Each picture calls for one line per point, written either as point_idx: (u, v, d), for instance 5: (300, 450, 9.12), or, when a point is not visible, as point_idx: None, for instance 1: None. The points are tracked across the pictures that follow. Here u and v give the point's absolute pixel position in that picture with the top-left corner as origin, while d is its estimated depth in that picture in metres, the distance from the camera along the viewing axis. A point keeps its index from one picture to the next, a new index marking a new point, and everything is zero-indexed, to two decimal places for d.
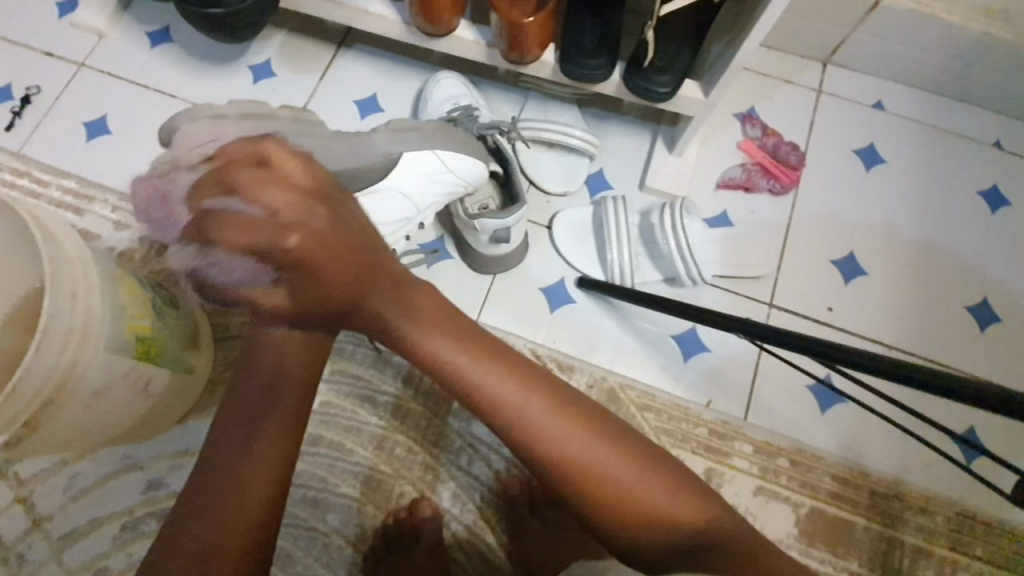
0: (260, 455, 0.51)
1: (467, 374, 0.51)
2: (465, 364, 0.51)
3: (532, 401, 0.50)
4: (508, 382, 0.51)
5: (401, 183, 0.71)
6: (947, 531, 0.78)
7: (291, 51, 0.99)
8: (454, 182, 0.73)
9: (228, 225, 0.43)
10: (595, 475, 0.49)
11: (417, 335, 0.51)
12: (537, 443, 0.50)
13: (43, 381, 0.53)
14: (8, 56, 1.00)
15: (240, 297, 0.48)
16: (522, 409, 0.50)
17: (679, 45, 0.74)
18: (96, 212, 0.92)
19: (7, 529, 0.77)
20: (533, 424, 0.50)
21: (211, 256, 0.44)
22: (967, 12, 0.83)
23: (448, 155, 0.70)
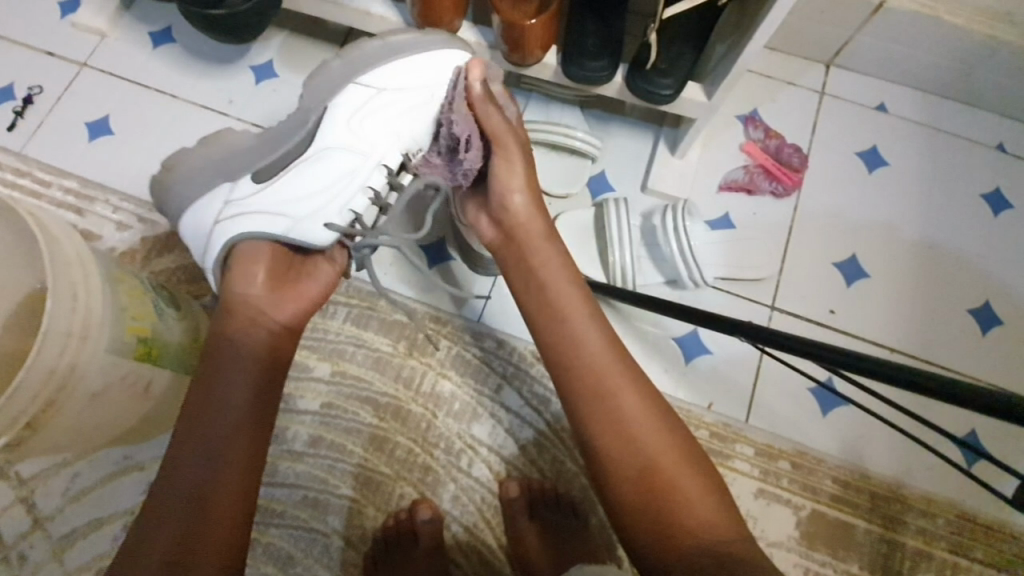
0: (234, 455, 0.57)
1: (573, 330, 0.60)
2: (575, 327, 0.61)
3: (619, 372, 0.58)
4: (600, 350, 0.59)
5: (342, 126, 0.68)
6: (948, 535, 0.78)
7: (293, 52, 0.99)
8: (392, 95, 0.68)
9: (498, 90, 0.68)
10: (652, 449, 0.55)
11: (548, 305, 0.62)
12: (607, 402, 0.57)
13: (43, 383, 0.53)
14: (10, 56, 1.00)
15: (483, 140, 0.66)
16: (609, 374, 0.58)
17: (681, 47, 0.74)
18: (96, 213, 0.92)
19: (7, 529, 0.77)
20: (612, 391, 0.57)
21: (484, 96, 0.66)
22: (972, 14, 0.83)
23: (371, 74, 0.68)
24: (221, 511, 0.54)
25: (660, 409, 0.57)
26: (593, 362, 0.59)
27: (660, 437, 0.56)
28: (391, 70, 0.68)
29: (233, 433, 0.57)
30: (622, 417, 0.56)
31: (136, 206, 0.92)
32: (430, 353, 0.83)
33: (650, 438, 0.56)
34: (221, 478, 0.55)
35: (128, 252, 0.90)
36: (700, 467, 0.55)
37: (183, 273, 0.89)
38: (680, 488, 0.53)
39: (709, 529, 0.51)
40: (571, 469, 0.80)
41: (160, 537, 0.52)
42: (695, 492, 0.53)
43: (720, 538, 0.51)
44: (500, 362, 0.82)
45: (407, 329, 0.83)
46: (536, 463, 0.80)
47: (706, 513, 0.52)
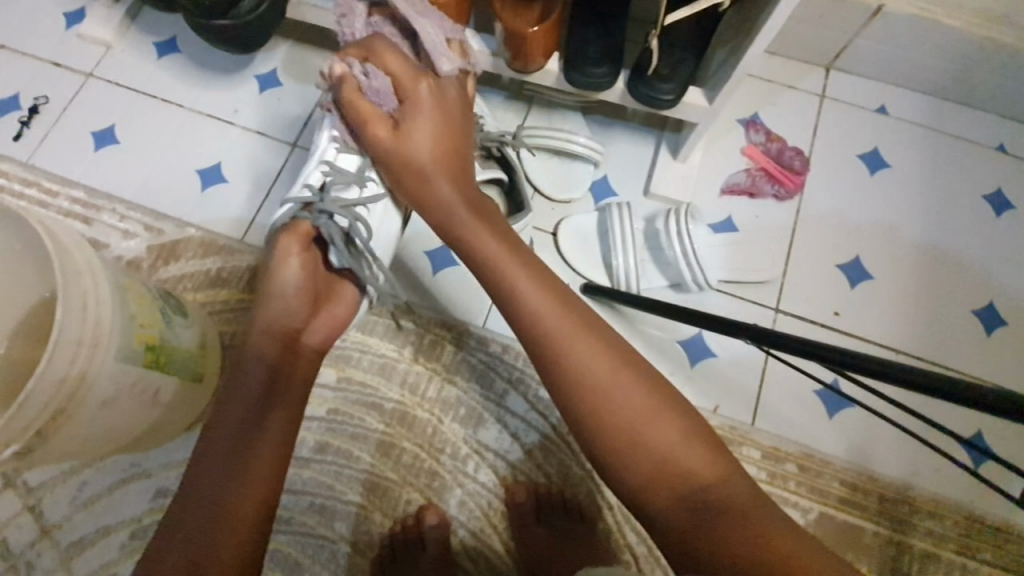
0: (255, 461, 0.57)
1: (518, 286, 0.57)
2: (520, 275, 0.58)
3: (573, 327, 0.55)
4: (546, 306, 0.56)
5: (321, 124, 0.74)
6: (956, 536, 0.77)
7: (296, 61, 1.00)
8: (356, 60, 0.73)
9: (387, 52, 0.65)
10: (614, 401, 0.52)
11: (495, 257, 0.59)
12: (568, 356, 0.54)
13: (53, 392, 0.53)
14: (17, 67, 1.01)
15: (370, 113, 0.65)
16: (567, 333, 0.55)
17: (682, 53, 0.74)
18: (103, 222, 0.92)
19: (16, 539, 0.77)
20: (561, 340, 0.55)
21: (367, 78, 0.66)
22: (969, 17, 0.84)
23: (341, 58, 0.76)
24: (242, 518, 0.54)
25: (626, 359, 0.54)
26: (539, 316, 0.56)
27: (624, 387, 0.53)
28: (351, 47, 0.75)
29: (251, 438, 0.58)
30: (589, 374, 0.53)
31: (142, 215, 0.92)
32: (436, 358, 0.83)
33: (608, 391, 0.52)
34: (240, 481, 0.56)
35: (134, 261, 0.91)
36: (679, 414, 0.52)
37: (189, 281, 0.90)
38: (660, 445, 0.50)
39: (692, 477, 0.49)
40: (577, 473, 0.79)
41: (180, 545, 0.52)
42: (670, 445, 0.50)
43: (702, 493, 0.48)
44: (505, 367, 0.83)
45: (413, 334, 0.84)
46: (542, 468, 0.79)
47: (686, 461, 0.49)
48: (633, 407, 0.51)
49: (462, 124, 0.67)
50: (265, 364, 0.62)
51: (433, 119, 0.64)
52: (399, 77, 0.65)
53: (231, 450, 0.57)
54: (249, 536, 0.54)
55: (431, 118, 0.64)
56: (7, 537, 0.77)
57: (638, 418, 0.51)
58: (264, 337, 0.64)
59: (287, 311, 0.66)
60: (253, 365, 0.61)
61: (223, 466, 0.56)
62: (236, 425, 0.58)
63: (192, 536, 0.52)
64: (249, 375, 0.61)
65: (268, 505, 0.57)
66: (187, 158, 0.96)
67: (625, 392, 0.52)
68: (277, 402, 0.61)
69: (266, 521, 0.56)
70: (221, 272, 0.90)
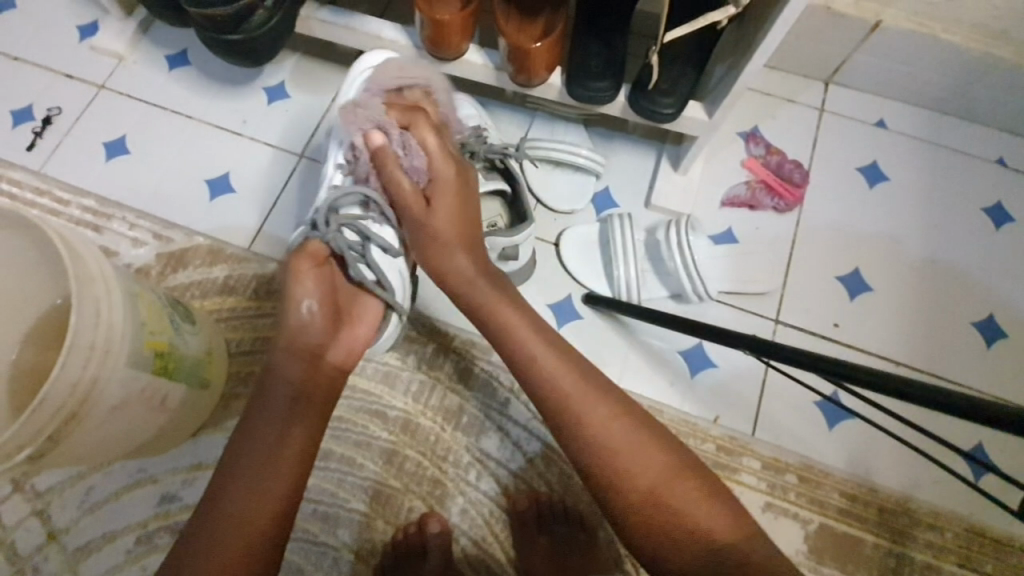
0: (273, 477, 0.58)
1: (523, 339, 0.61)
2: (525, 333, 0.61)
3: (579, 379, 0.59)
4: (563, 366, 0.60)
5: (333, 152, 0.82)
6: (957, 548, 0.77)
7: (304, 73, 1.02)
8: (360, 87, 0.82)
9: (396, 174, 0.67)
10: (634, 463, 0.55)
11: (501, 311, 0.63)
12: (574, 407, 0.58)
13: (66, 397, 0.54)
14: (32, 79, 1.03)
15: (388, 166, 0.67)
16: (569, 384, 0.59)
17: (682, 67, 0.76)
18: (114, 230, 0.94)
19: (23, 542, 0.78)
20: (576, 398, 0.58)
21: (399, 155, 0.68)
22: (967, 33, 0.85)
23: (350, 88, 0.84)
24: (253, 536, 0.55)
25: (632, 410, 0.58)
26: (555, 376, 0.59)
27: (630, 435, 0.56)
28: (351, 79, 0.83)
29: (271, 456, 0.58)
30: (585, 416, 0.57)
31: (151, 223, 0.94)
32: (440, 367, 0.83)
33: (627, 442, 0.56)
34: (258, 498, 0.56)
35: (143, 268, 0.92)
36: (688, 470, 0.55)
37: (197, 289, 0.91)
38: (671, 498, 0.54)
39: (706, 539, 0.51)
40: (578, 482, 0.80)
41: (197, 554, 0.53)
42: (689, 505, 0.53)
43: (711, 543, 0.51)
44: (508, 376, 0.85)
45: (416, 343, 0.85)
46: (544, 477, 0.80)
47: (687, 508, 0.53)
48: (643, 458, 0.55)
49: (477, 209, 0.68)
50: (289, 381, 0.62)
51: (454, 201, 0.66)
52: (430, 156, 0.68)
53: (253, 465, 0.57)
54: (259, 548, 0.55)
55: (455, 202, 0.66)
56: (14, 541, 0.78)
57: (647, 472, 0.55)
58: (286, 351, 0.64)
59: (306, 327, 0.65)
60: (280, 386, 0.61)
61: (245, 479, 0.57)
62: (261, 440, 0.59)
63: (208, 546, 0.53)
64: (272, 391, 0.61)
65: (281, 526, 0.57)
66: (196, 168, 0.98)
67: (644, 458, 0.55)
68: (299, 420, 0.61)
69: (280, 541, 0.57)
70: (229, 280, 0.91)
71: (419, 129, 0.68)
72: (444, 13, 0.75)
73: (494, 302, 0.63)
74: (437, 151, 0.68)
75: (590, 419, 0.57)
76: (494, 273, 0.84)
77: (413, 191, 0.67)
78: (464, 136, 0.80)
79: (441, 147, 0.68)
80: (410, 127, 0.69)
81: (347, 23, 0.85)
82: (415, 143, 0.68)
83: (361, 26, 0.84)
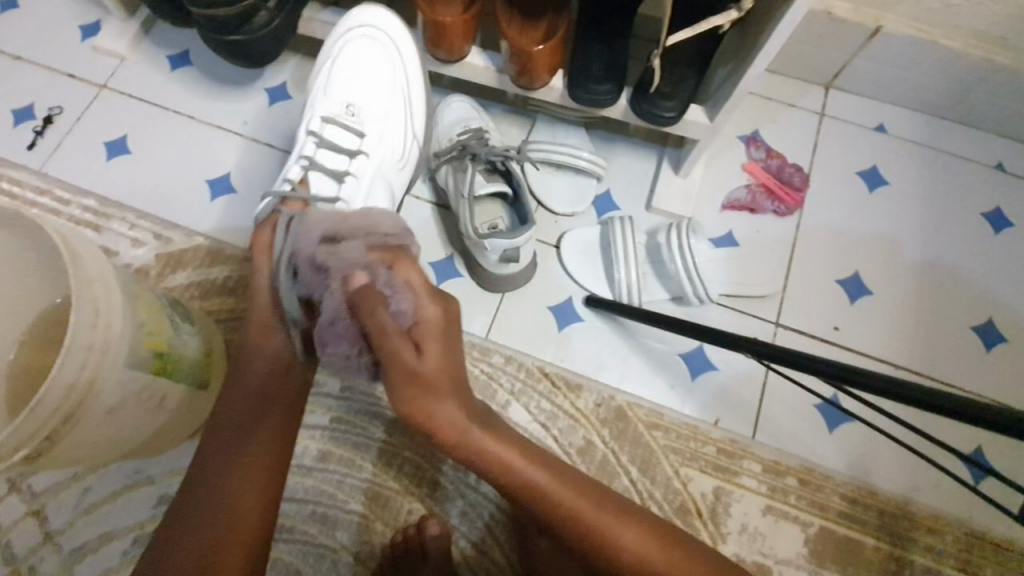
0: (256, 445, 0.58)
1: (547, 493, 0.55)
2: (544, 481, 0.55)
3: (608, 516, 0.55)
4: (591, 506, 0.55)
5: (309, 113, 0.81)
6: (957, 552, 0.77)
7: (306, 74, 1.02)
8: (347, 49, 0.82)
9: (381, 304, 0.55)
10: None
11: (515, 462, 0.54)
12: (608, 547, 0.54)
13: (64, 397, 0.54)
14: (33, 78, 1.03)
15: (370, 305, 0.54)
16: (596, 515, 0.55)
17: (684, 71, 0.76)
18: (114, 230, 0.94)
19: (19, 543, 0.78)
20: (611, 539, 0.54)
21: (382, 295, 0.56)
22: (966, 39, 0.85)
23: (335, 47, 0.83)
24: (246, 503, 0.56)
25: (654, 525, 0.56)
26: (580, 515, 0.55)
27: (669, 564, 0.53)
28: (340, 42, 0.83)
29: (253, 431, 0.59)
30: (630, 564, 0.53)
31: (151, 223, 0.94)
32: None
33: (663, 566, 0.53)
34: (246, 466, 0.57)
35: (143, 269, 0.92)
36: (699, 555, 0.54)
37: (197, 290, 0.91)
38: None
39: None
40: None
41: (191, 527, 0.55)
42: None
43: None
44: (508, 378, 0.84)
45: None
46: None
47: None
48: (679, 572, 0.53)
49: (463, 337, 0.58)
50: (268, 359, 0.62)
51: (442, 343, 0.54)
52: (418, 294, 0.58)
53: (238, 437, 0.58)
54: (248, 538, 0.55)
55: (446, 346, 0.54)
56: (9, 542, 0.78)
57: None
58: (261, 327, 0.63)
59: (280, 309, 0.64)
60: (260, 360, 0.62)
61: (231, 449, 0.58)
62: (243, 409, 0.60)
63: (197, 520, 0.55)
64: (254, 369, 0.62)
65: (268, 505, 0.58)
66: (196, 168, 0.97)
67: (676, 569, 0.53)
68: (277, 398, 0.61)
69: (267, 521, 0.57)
70: (228, 280, 0.91)
71: (404, 275, 0.59)
72: (447, 14, 0.75)
73: (499, 449, 0.54)
74: (419, 288, 0.58)
75: (633, 560, 0.53)
76: (494, 274, 0.84)
77: (396, 333, 0.53)
78: (468, 137, 0.85)
79: (426, 285, 0.59)
80: (392, 267, 0.60)
81: None
82: (402, 282, 0.58)
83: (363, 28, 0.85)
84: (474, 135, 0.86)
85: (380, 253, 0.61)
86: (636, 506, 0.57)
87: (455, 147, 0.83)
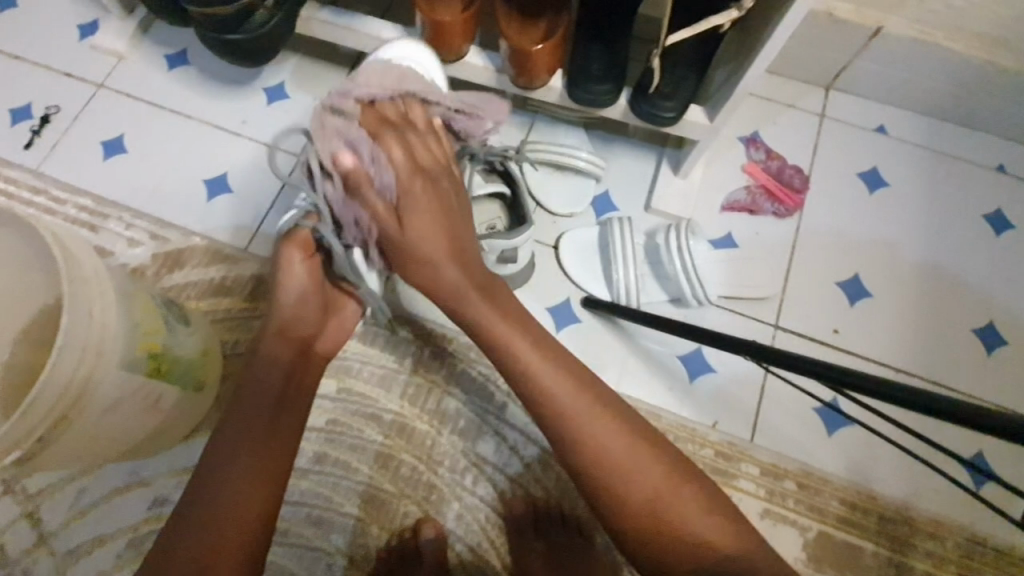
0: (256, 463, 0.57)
1: (527, 363, 0.58)
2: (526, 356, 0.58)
3: (586, 400, 0.57)
4: (573, 391, 0.57)
5: None
6: (958, 558, 0.77)
7: (304, 74, 1.02)
8: None
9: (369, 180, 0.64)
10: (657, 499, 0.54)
11: (497, 329, 0.59)
12: (577, 430, 0.56)
13: (57, 398, 0.53)
14: (30, 77, 1.03)
15: (360, 182, 0.64)
16: (571, 403, 0.56)
17: (684, 71, 0.75)
18: (110, 229, 0.93)
19: (13, 544, 0.77)
20: (580, 420, 0.56)
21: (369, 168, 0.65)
22: (968, 40, 0.85)
23: None
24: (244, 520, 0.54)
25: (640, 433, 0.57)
26: (562, 408, 0.56)
27: (653, 474, 0.55)
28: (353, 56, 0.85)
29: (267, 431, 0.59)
30: (608, 458, 0.55)
31: (148, 223, 0.93)
32: (436, 370, 0.83)
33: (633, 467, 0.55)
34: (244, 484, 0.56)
35: (139, 268, 0.91)
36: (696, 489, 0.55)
37: (194, 290, 0.90)
38: (703, 537, 0.52)
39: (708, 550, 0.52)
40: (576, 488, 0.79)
41: (198, 530, 0.53)
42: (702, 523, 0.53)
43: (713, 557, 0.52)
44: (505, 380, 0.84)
45: (414, 346, 0.84)
46: (540, 482, 0.79)
47: (710, 542, 0.52)
48: (666, 496, 0.54)
49: (457, 209, 0.65)
50: (282, 367, 0.65)
51: (430, 213, 0.62)
52: (400, 168, 0.65)
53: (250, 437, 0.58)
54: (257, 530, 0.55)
55: (431, 212, 0.63)
56: (3, 543, 0.77)
57: (657, 493, 0.54)
58: (278, 337, 0.67)
59: (301, 314, 0.70)
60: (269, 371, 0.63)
61: (231, 464, 0.56)
62: (249, 421, 0.59)
63: (205, 518, 0.53)
64: (268, 373, 0.63)
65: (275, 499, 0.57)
66: (194, 167, 0.97)
67: (664, 488, 0.54)
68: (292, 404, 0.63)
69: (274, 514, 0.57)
70: (225, 280, 0.91)
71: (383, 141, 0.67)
72: (445, 14, 0.75)
73: (487, 312, 0.60)
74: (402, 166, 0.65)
75: (610, 448, 0.55)
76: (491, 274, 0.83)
77: (383, 206, 0.63)
78: None
79: (409, 157, 0.66)
80: (376, 140, 0.67)
81: (346, 23, 0.85)
82: (384, 156, 0.65)
83: (362, 27, 0.84)
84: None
85: (371, 118, 0.69)
86: (618, 400, 0.58)
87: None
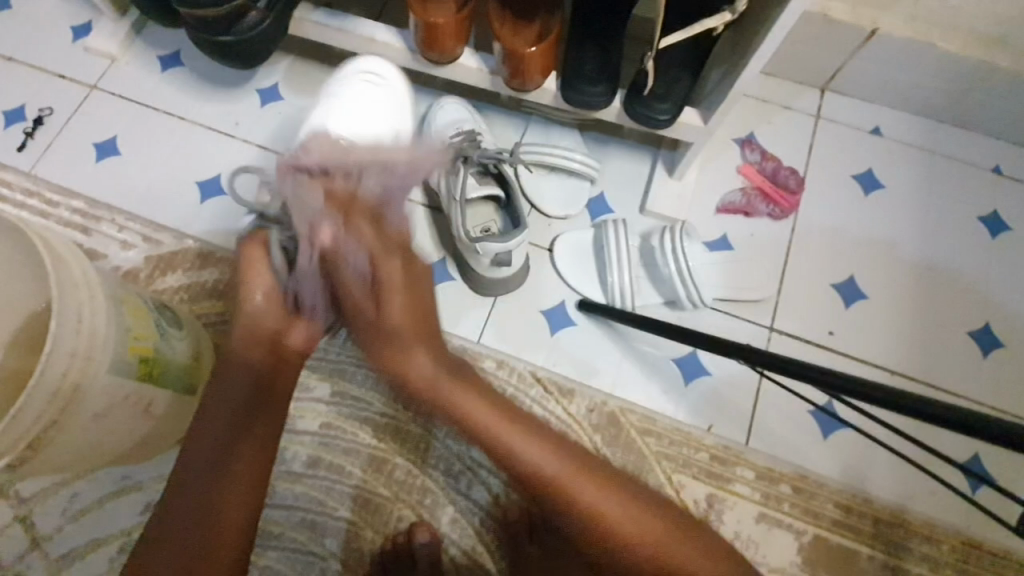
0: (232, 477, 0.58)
1: (511, 447, 0.59)
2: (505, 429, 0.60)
3: (568, 467, 0.58)
4: (561, 468, 0.58)
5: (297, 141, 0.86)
6: (953, 561, 0.77)
7: (298, 75, 1.01)
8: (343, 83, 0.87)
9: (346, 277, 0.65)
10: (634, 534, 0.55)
11: (471, 408, 0.62)
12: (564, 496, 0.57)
13: (46, 404, 0.53)
14: (23, 79, 1.03)
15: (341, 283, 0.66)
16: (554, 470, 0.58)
17: (678, 73, 0.75)
18: (103, 232, 0.93)
19: (6, 549, 0.77)
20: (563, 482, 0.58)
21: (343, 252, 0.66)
22: (964, 41, 0.85)
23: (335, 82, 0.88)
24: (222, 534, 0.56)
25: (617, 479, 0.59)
26: (542, 473, 0.58)
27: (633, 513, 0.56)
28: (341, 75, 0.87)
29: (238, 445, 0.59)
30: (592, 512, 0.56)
31: (141, 226, 0.93)
32: None
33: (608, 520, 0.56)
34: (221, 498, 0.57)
35: (132, 271, 0.91)
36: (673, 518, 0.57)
37: (186, 293, 0.90)
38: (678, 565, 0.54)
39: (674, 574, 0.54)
40: None
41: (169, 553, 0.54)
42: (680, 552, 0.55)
43: None
44: (499, 383, 0.84)
45: None
46: None
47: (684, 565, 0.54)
48: (644, 530, 0.56)
49: (430, 298, 0.67)
50: (250, 370, 0.63)
51: (404, 297, 0.64)
52: (375, 248, 0.65)
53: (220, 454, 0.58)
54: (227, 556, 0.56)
55: (405, 294, 0.65)
56: None
57: (659, 545, 0.55)
58: (244, 343, 0.64)
59: (263, 315, 0.65)
60: (239, 378, 0.62)
61: (207, 479, 0.57)
62: (220, 433, 0.59)
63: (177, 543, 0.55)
64: (235, 380, 0.62)
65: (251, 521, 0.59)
66: (187, 170, 0.97)
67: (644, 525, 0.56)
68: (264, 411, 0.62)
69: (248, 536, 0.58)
70: (218, 283, 0.90)
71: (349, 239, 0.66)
72: (438, 16, 0.74)
73: (456, 390, 0.63)
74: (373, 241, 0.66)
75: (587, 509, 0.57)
76: (487, 276, 0.83)
77: (360, 289, 0.65)
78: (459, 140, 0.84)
79: (380, 240, 0.66)
80: (350, 224, 0.67)
81: (339, 25, 0.84)
82: (355, 237, 0.66)
83: (354, 28, 0.84)
84: (466, 137, 0.85)
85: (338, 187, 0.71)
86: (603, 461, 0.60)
87: (447, 148, 0.82)
